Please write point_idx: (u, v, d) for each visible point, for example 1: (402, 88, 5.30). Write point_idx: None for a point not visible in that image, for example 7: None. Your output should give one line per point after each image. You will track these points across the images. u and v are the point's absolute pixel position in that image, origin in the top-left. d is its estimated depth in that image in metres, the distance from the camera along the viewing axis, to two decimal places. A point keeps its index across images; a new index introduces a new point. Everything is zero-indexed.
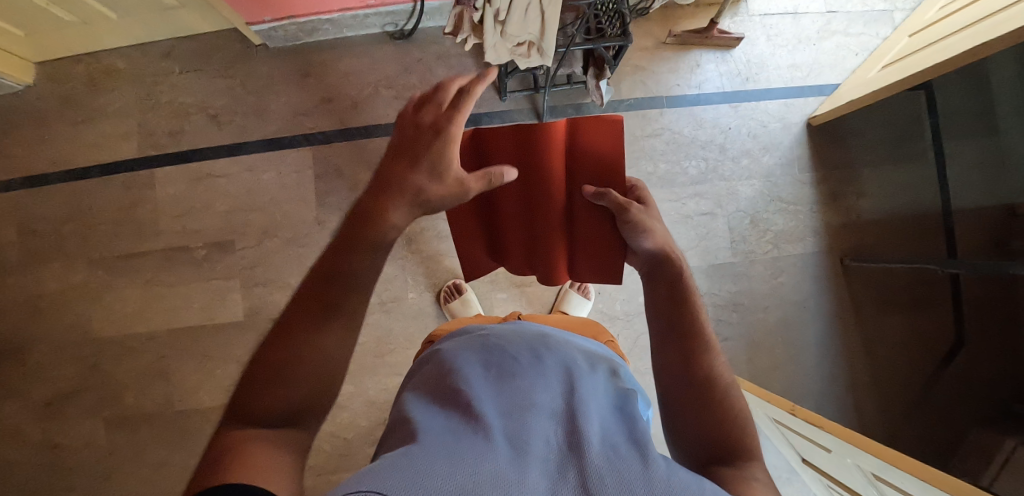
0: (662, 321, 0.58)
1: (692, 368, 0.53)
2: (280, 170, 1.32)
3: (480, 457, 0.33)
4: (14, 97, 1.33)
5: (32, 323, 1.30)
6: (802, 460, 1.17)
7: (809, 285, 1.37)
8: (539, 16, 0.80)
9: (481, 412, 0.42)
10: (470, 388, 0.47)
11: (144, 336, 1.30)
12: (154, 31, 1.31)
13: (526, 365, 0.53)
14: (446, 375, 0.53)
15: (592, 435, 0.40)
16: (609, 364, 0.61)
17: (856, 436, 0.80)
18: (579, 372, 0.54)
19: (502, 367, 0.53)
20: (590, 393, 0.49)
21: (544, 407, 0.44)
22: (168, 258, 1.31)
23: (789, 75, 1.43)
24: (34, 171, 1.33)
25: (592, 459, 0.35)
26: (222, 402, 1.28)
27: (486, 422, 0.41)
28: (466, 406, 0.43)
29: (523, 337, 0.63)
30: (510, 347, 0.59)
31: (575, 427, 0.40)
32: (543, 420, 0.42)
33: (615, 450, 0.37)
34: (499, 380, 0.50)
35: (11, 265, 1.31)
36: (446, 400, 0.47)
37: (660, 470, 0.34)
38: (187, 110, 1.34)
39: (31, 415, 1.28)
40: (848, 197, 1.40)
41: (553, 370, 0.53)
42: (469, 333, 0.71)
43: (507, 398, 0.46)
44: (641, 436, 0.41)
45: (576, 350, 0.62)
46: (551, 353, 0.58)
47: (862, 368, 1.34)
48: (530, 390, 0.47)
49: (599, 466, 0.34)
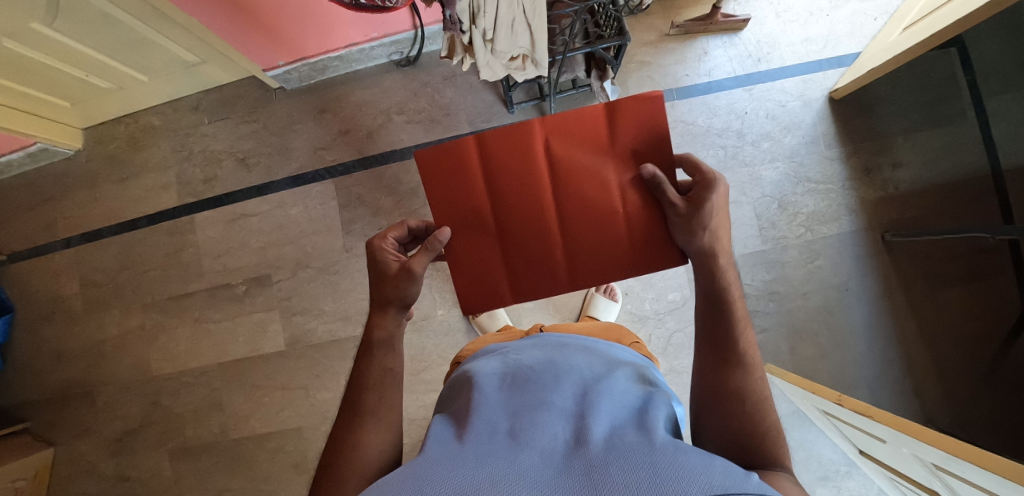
0: (704, 329, 0.55)
1: (723, 376, 0.51)
2: (307, 204, 1.39)
3: (481, 461, 0.35)
4: (67, 162, 1.47)
5: (100, 366, 1.41)
6: (859, 452, 1.10)
7: (849, 267, 1.30)
8: (526, 31, 0.83)
9: (490, 418, 0.44)
10: (488, 397, 0.48)
11: (198, 371, 1.38)
12: (181, 87, 1.41)
13: (542, 371, 0.53)
14: (462, 390, 0.53)
15: (602, 430, 0.40)
16: (638, 368, 0.60)
17: (908, 423, 0.75)
18: (597, 374, 0.53)
19: (519, 374, 0.53)
20: (606, 391, 0.48)
21: (557, 407, 0.45)
22: (213, 296, 1.40)
23: (803, 51, 1.38)
24: (88, 227, 1.45)
25: (597, 452, 0.35)
26: (272, 428, 1.34)
27: (497, 428, 0.41)
28: (475, 411, 0.45)
29: (544, 348, 0.63)
30: (529, 358, 0.59)
31: (585, 425, 0.40)
32: (554, 420, 0.42)
33: (622, 441, 0.37)
34: (515, 386, 0.50)
35: (76, 314, 1.43)
36: (464, 407, 0.48)
37: (667, 453, 0.34)
38: (218, 157, 1.43)
39: (104, 451, 1.38)
40: (883, 169, 1.32)
41: (570, 373, 0.53)
42: (490, 348, 0.72)
43: (519, 401, 0.47)
44: (655, 425, 0.41)
45: (597, 355, 0.61)
46: (569, 359, 0.58)
47: (919, 350, 1.25)
48: (543, 392, 0.48)
49: (603, 457, 0.34)
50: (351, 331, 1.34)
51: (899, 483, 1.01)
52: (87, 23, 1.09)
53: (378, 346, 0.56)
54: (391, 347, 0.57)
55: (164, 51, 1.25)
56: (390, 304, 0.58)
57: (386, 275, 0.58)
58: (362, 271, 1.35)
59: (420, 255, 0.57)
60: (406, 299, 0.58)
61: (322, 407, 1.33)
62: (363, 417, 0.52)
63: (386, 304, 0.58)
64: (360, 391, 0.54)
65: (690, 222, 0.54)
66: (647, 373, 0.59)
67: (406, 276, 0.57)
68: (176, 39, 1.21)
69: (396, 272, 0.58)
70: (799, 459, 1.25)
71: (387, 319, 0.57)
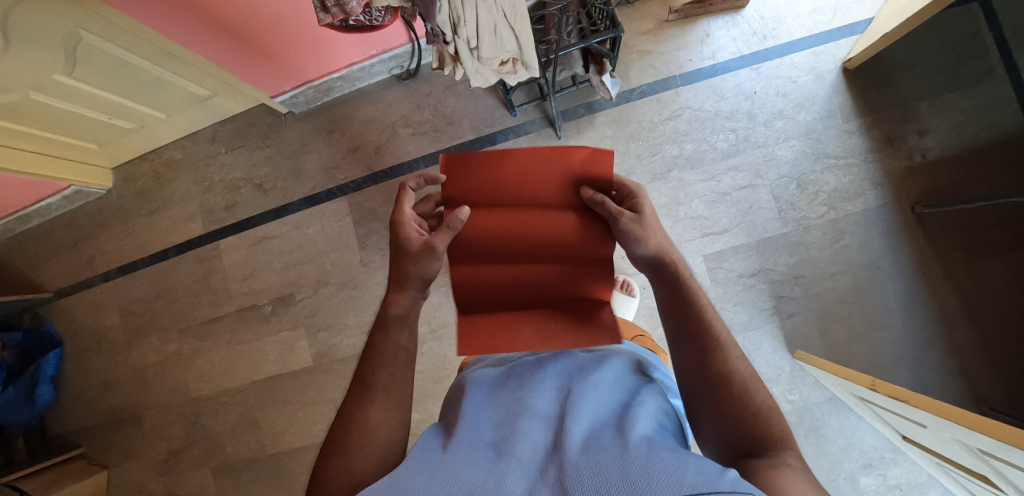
0: (672, 321, 0.51)
1: (704, 366, 0.46)
2: (323, 223, 1.42)
3: (460, 471, 0.35)
4: (100, 201, 1.56)
5: (143, 391, 1.49)
6: (903, 438, 1.05)
7: (878, 243, 1.24)
8: (511, 35, 0.83)
9: (476, 427, 0.43)
10: (472, 408, 0.47)
11: (233, 390, 1.44)
12: (198, 121, 1.48)
13: (529, 374, 0.53)
14: (458, 400, 0.53)
15: (581, 432, 0.39)
16: (636, 360, 0.58)
17: (950, 408, 0.72)
18: (584, 370, 0.53)
19: (508, 382, 0.53)
20: (591, 387, 0.48)
21: (539, 411, 0.44)
22: (242, 317, 1.45)
23: (812, 22, 1.33)
24: (123, 261, 1.53)
25: (573, 456, 0.35)
26: (306, 441, 1.38)
27: (481, 438, 0.41)
28: (463, 421, 0.44)
29: (537, 349, 0.63)
30: (521, 361, 0.58)
31: (564, 428, 0.40)
32: (535, 426, 0.41)
33: (598, 442, 0.37)
34: (501, 395, 0.49)
35: (119, 343, 1.51)
36: (452, 420, 0.47)
37: (640, 455, 0.33)
38: (237, 185, 1.49)
39: (153, 471, 1.45)
40: (907, 137, 1.26)
41: (555, 373, 0.52)
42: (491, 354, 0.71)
43: (504, 409, 0.46)
44: (634, 423, 0.40)
45: (589, 349, 0.60)
46: (558, 356, 0.57)
47: (962, 325, 1.18)
48: (527, 397, 0.47)
49: (577, 462, 0.34)
50: None
51: (948, 469, 0.96)
52: (104, 70, 1.16)
53: (394, 324, 0.53)
54: (406, 324, 0.54)
55: (177, 89, 1.31)
56: (409, 283, 0.55)
57: (398, 254, 0.57)
58: (380, 284, 1.38)
59: (443, 229, 0.55)
60: (427, 277, 0.55)
61: None
62: (375, 392, 0.49)
63: (403, 283, 0.54)
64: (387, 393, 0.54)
65: (641, 227, 0.52)
66: (645, 363, 0.58)
67: (429, 254, 0.54)
68: (186, 75, 1.26)
69: (418, 247, 0.55)
70: (839, 448, 1.20)
71: (403, 298, 0.54)
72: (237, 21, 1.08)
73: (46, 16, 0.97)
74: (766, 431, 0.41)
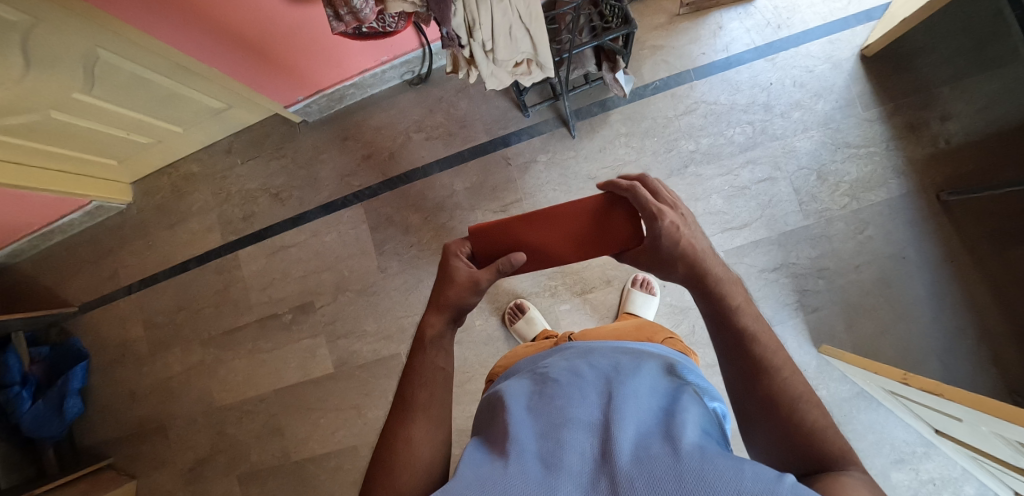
0: (719, 339, 0.49)
1: (751, 382, 0.45)
2: (340, 230, 1.43)
3: (511, 483, 0.34)
4: (121, 215, 1.58)
5: (169, 401, 1.51)
6: (936, 432, 1.02)
7: (903, 233, 1.22)
8: (525, 35, 0.83)
9: (519, 437, 0.42)
10: (513, 416, 0.46)
11: (256, 398, 1.45)
12: (213, 133, 1.49)
13: (567, 380, 0.52)
14: (495, 410, 0.52)
15: (628, 441, 0.38)
16: (669, 361, 0.57)
17: (986, 400, 0.70)
18: (620, 373, 0.52)
19: (545, 387, 0.51)
20: (631, 393, 0.46)
21: (581, 418, 0.43)
22: (263, 326, 1.47)
23: (827, 10, 1.30)
24: (146, 275, 1.55)
25: (624, 466, 0.34)
26: (330, 448, 1.39)
27: (525, 449, 0.40)
28: (507, 432, 0.43)
29: (570, 354, 0.61)
30: (555, 367, 0.57)
31: (610, 436, 0.39)
32: (579, 435, 0.40)
33: (648, 452, 0.36)
34: (539, 402, 0.48)
35: (143, 355, 1.54)
36: (493, 431, 0.46)
37: (693, 463, 0.32)
38: (254, 195, 1.50)
39: (180, 480, 1.47)
40: (930, 123, 1.23)
41: (592, 379, 0.51)
42: (521, 365, 0.69)
43: (545, 417, 0.45)
44: (682, 430, 0.39)
45: (623, 351, 0.59)
46: (593, 361, 0.56)
47: (995, 315, 1.15)
48: (567, 405, 0.46)
49: (629, 473, 0.33)
50: (395, 349, 1.38)
51: (984, 463, 0.94)
52: (121, 86, 1.18)
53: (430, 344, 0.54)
54: (441, 346, 0.54)
55: (193, 103, 1.32)
56: (447, 308, 0.55)
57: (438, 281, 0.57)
58: (398, 289, 1.39)
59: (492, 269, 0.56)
60: (465, 305, 0.55)
61: (374, 423, 1.37)
62: (416, 413, 0.48)
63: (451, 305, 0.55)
64: (415, 392, 0.50)
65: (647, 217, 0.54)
66: (678, 366, 0.57)
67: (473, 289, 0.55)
68: (201, 89, 1.28)
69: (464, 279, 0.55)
70: (869, 443, 1.18)
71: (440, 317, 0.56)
72: (248, 32, 1.09)
73: (64, 36, 0.99)
74: (811, 449, 0.40)
